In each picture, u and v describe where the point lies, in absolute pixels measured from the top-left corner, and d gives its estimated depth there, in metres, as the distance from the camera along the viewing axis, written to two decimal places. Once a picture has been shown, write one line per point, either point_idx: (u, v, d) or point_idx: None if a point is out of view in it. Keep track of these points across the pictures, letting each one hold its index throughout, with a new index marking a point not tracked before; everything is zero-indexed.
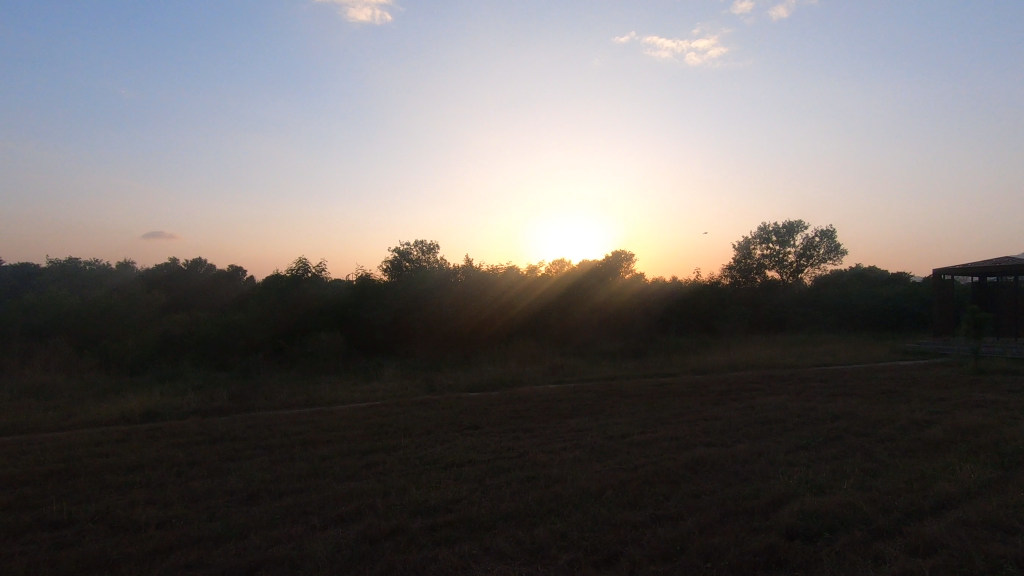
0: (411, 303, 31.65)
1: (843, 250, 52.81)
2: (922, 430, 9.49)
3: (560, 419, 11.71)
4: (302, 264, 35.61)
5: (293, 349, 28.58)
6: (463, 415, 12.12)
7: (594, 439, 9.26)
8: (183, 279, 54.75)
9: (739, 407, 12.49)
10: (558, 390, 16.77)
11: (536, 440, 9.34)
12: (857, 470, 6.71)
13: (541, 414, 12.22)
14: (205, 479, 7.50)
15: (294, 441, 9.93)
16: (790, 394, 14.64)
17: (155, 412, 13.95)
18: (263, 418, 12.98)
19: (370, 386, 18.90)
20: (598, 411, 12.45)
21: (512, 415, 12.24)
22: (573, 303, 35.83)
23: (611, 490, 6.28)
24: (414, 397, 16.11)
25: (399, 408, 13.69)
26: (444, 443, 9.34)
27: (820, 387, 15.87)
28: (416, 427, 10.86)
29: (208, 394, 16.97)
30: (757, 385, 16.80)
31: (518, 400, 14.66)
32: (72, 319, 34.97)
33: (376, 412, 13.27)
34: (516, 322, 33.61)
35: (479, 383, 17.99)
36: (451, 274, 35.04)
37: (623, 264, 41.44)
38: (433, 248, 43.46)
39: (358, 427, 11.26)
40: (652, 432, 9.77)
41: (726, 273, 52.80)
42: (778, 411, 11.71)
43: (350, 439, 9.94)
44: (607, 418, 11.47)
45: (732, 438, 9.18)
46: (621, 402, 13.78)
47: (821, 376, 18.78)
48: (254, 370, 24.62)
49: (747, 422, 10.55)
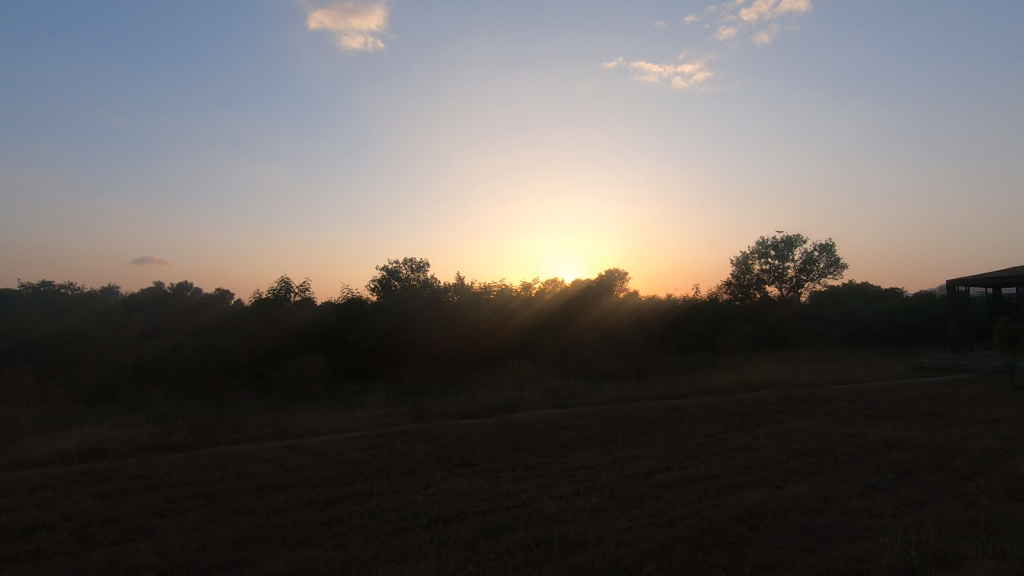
0: (399, 322, 29.95)
1: (843, 264, 51.75)
2: (1006, 463, 7.90)
3: (567, 451, 10.04)
4: (285, 285, 33.92)
5: (274, 375, 26.69)
6: (452, 450, 10.39)
7: (613, 480, 7.61)
8: (165, 303, 52.68)
9: (771, 434, 10.88)
10: (559, 415, 15.07)
11: (542, 483, 7.64)
12: (969, 528, 5.14)
13: (544, 447, 10.51)
14: (113, 547, 5.77)
15: (246, 487, 8.17)
16: (821, 417, 13.03)
17: (97, 449, 12.08)
18: (220, 455, 11.19)
19: (351, 414, 17.09)
20: (609, 442, 10.77)
21: (509, 448, 10.52)
22: (569, 322, 34.19)
23: (650, 563, 4.62)
24: (399, 426, 14.37)
25: (379, 441, 11.94)
26: (428, 487, 7.64)
27: (851, 409, 14.24)
28: (397, 467, 9.09)
29: (167, 426, 15.09)
30: (779, 407, 15.15)
31: (516, 429, 12.97)
32: (38, 347, 32.79)
33: (353, 446, 11.50)
34: (510, 343, 31.85)
35: (471, 409, 16.18)
36: (441, 293, 33.44)
37: (619, 282, 39.94)
38: (422, 266, 41.96)
39: (327, 466, 9.50)
40: (680, 468, 8.15)
41: (725, 289, 51.49)
42: (820, 439, 10.07)
43: (314, 484, 8.21)
44: (621, 450, 9.81)
45: (780, 475, 7.55)
46: (633, 430, 12.08)
47: (845, 396, 17.22)
48: (228, 398, 22.79)
49: (790, 454, 8.94)
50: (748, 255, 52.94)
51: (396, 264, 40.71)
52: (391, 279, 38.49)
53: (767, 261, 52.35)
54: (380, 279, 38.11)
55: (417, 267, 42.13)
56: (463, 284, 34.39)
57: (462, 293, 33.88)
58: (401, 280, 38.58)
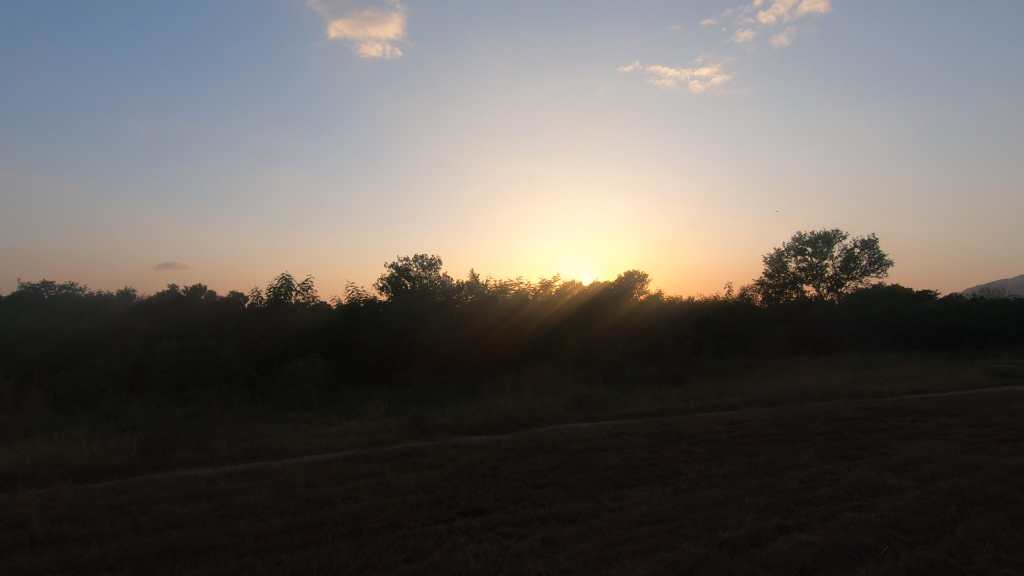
0: (407, 323, 27.36)
1: (888, 262, 47.92)
2: None
3: (616, 491, 7.29)
4: (287, 283, 31.64)
5: (270, 381, 24.32)
6: (455, 487, 7.66)
7: (703, 554, 4.85)
8: (175, 305, 51.20)
9: (894, 467, 7.99)
10: (593, 430, 12.31)
11: (589, 557, 4.90)
12: None
13: (583, 482, 7.76)
14: None
15: (151, 549, 5.56)
16: (936, 440, 10.05)
17: (11, 475, 9.60)
18: (158, 487, 8.63)
19: (344, 427, 14.50)
20: (669, 475, 7.97)
21: (534, 483, 7.79)
22: (593, 322, 31.29)
23: None
24: (396, 445, 11.72)
25: (364, 468, 9.27)
26: (413, 563, 4.94)
27: (967, 429, 11.17)
28: (377, 515, 6.41)
29: (122, 441, 12.64)
30: (870, 423, 12.09)
31: (540, 450, 10.26)
32: (27, 348, 30.85)
33: (331, 475, 8.90)
34: (529, 345, 29.06)
35: (484, 423, 13.38)
36: (453, 293, 30.80)
37: (643, 283, 36.80)
38: (435, 263, 39.42)
39: (282, 512, 6.86)
40: (799, 531, 5.38)
41: (757, 289, 48.13)
42: (977, 477, 7.16)
43: (248, 547, 5.57)
44: (693, 491, 7.03)
45: (983, 554, 4.67)
46: (694, 456, 9.23)
47: (941, 409, 14.15)
48: (214, 406, 20.50)
49: (954, 501, 6.10)
50: (782, 252, 49.46)
51: (406, 261, 38.16)
52: (401, 277, 35.92)
53: (803, 259, 48.81)
54: (389, 277, 35.61)
55: (428, 265, 39.55)
56: (477, 282, 31.70)
57: (476, 290, 31.13)
58: (412, 279, 35.96)
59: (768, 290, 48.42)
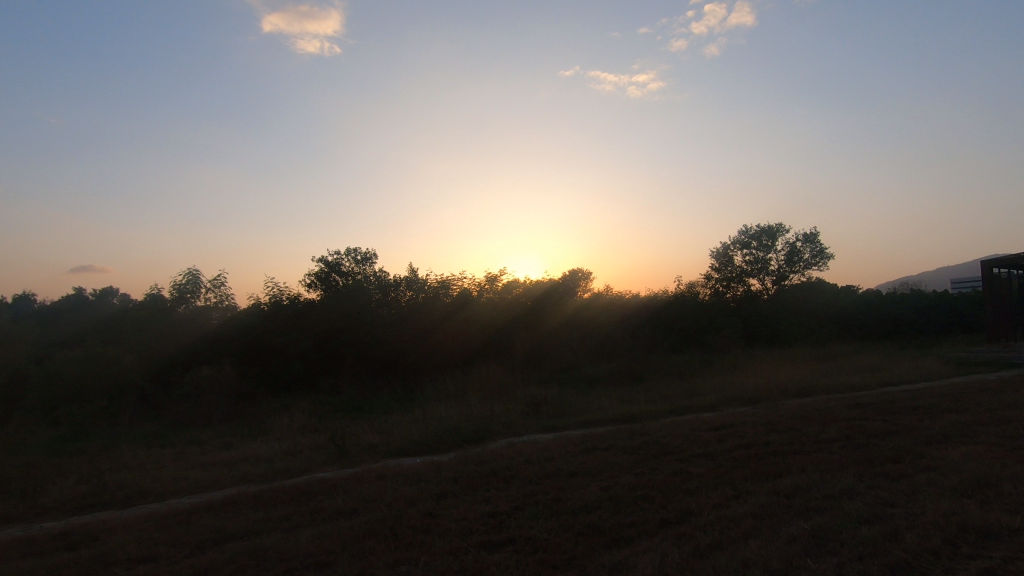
0: (335, 322, 24.11)
1: (828, 255, 48.57)
2: None
3: (609, 554, 4.84)
4: (197, 278, 27.58)
5: (170, 394, 20.62)
6: (364, 558, 5.01)
7: None
8: (78, 309, 45.34)
9: (966, 491, 5.98)
10: (558, 445, 9.91)
11: None
12: None
13: (559, 537, 5.28)
14: None
15: None
16: (973, 445, 8.28)
17: None
18: None
19: (243, 451, 11.45)
20: (678, 518, 5.65)
21: (486, 543, 5.24)
22: (543, 318, 29.06)
23: None
24: (301, 478, 8.88)
25: (238, 523, 6.39)
26: None
27: (990, 428, 9.56)
28: None
29: None
30: (878, 425, 10.31)
31: (492, 478, 7.71)
32: None
33: (184, 538, 6.00)
34: (474, 344, 26.44)
35: (421, 439, 10.74)
36: (388, 288, 27.70)
37: (590, 280, 34.87)
38: (370, 257, 36.02)
39: None
40: None
41: (704, 284, 47.52)
42: None
43: None
44: (726, 550, 4.71)
45: None
46: (697, 482, 6.94)
47: (935, 403, 12.75)
48: (89, 430, 16.71)
49: None
50: (728, 246, 49.22)
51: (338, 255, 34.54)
52: (331, 273, 32.27)
53: (749, 252, 48.72)
54: (318, 273, 31.88)
55: (362, 260, 36.07)
56: (415, 276, 28.67)
57: (415, 286, 28.12)
58: (344, 275, 32.42)
59: (716, 284, 47.90)
